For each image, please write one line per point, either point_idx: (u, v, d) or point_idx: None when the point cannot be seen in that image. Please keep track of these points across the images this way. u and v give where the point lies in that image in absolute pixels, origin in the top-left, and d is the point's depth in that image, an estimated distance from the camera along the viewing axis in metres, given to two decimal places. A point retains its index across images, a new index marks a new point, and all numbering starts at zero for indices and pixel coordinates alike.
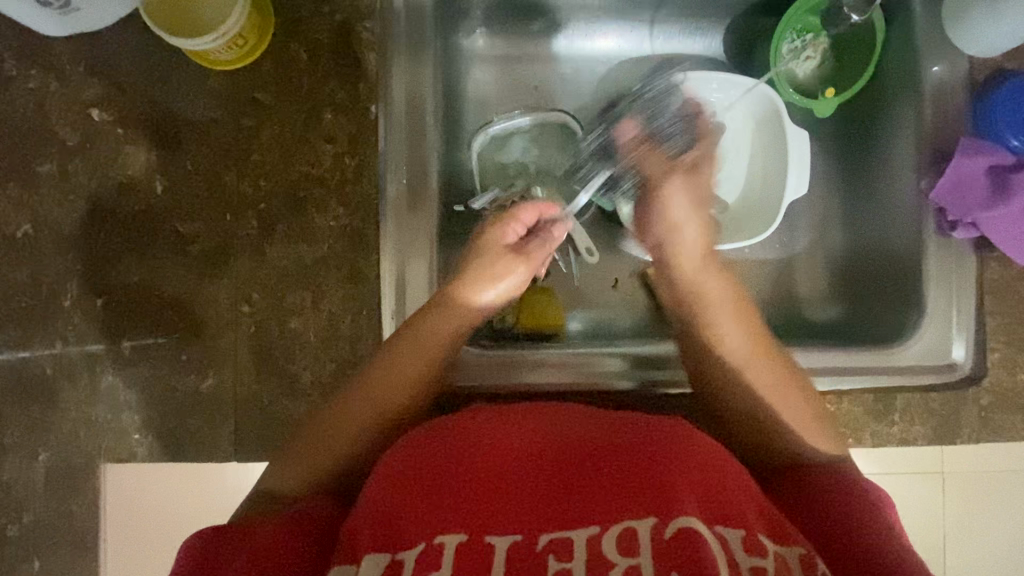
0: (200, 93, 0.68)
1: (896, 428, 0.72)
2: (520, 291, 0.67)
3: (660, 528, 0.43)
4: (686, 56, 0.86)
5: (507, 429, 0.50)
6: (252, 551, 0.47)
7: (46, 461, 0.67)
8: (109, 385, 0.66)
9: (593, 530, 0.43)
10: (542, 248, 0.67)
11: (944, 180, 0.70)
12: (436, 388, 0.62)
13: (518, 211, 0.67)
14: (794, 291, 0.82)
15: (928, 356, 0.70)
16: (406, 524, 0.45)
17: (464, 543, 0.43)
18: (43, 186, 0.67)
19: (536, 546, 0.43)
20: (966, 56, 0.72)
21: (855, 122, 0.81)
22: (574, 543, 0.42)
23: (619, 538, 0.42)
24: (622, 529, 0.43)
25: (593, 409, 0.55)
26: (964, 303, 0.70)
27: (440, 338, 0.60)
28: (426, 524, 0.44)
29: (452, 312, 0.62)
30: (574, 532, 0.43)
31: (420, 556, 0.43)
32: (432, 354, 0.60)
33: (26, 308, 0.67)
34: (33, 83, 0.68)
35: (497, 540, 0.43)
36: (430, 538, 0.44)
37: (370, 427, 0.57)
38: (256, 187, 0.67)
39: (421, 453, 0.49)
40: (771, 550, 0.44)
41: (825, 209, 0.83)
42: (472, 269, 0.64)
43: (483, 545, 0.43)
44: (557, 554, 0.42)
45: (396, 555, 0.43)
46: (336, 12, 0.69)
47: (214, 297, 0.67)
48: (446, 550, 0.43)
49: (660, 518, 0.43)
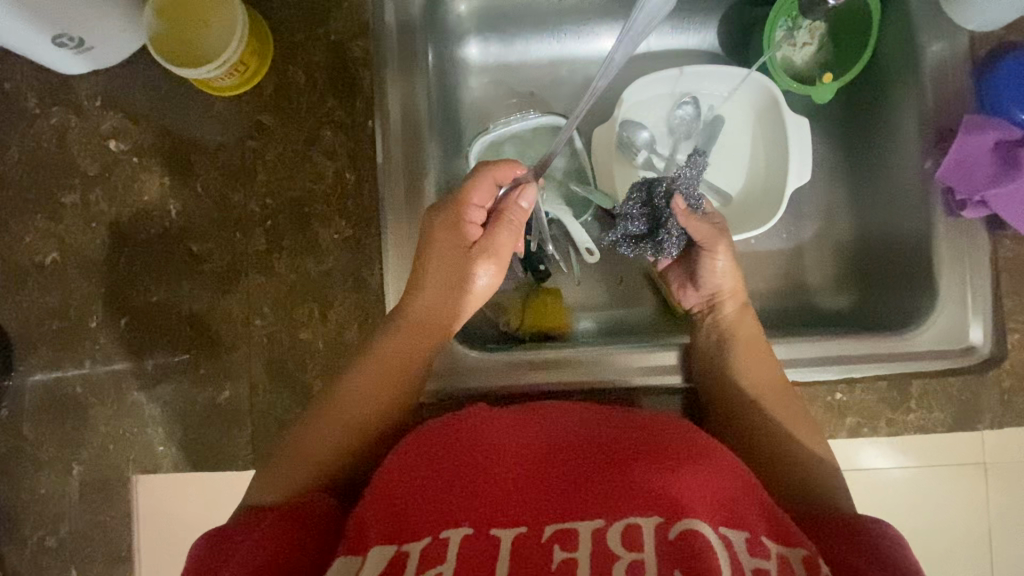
0: (207, 120, 0.72)
1: (913, 415, 0.69)
2: (501, 278, 0.69)
3: (664, 527, 0.43)
4: (681, 52, 0.86)
5: (509, 431, 0.52)
6: (259, 550, 0.49)
7: (79, 474, 0.70)
8: (136, 401, 0.70)
9: (597, 524, 0.43)
10: (509, 224, 0.68)
11: (948, 158, 0.68)
12: (417, 393, 0.65)
13: (469, 196, 0.66)
14: (805, 280, 0.82)
15: (943, 340, 0.68)
16: (413, 519, 0.45)
17: (469, 536, 0.43)
18: (68, 215, 0.71)
19: (541, 538, 0.43)
20: (965, 31, 0.69)
21: (856, 106, 0.81)
22: (579, 535, 0.43)
23: (624, 533, 0.42)
24: (627, 525, 0.43)
25: (596, 407, 0.57)
26: (977, 284, 0.68)
27: (416, 335, 0.65)
28: (433, 519, 0.45)
29: (418, 329, 0.65)
30: (578, 525, 0.43)
31: (426, 547, 0.43)
32: (412, 357, 0.64)
33: (56, 330, 0.71)
34: (55, 120, 0.72)
35: (502, 533, 0.43)
36: (436, 533, 0.44)
37: (374, 423, 0.62)
38: (263, 206, 0.70)
39: (426, 450, 0.51)
40: (774, 550, 0.44)
41: (830, 195, 0.83)
42: (441, 270, 0.66)
43: (487, 539, 0.43)
44: (562, 543, 0.42)
45: (401, 547, 0.44)
46: (330, 33, 0.71)
47: (228, 312, 0.70)
48: (450, 544, 0.43)
49: (665, 518, 0.43)
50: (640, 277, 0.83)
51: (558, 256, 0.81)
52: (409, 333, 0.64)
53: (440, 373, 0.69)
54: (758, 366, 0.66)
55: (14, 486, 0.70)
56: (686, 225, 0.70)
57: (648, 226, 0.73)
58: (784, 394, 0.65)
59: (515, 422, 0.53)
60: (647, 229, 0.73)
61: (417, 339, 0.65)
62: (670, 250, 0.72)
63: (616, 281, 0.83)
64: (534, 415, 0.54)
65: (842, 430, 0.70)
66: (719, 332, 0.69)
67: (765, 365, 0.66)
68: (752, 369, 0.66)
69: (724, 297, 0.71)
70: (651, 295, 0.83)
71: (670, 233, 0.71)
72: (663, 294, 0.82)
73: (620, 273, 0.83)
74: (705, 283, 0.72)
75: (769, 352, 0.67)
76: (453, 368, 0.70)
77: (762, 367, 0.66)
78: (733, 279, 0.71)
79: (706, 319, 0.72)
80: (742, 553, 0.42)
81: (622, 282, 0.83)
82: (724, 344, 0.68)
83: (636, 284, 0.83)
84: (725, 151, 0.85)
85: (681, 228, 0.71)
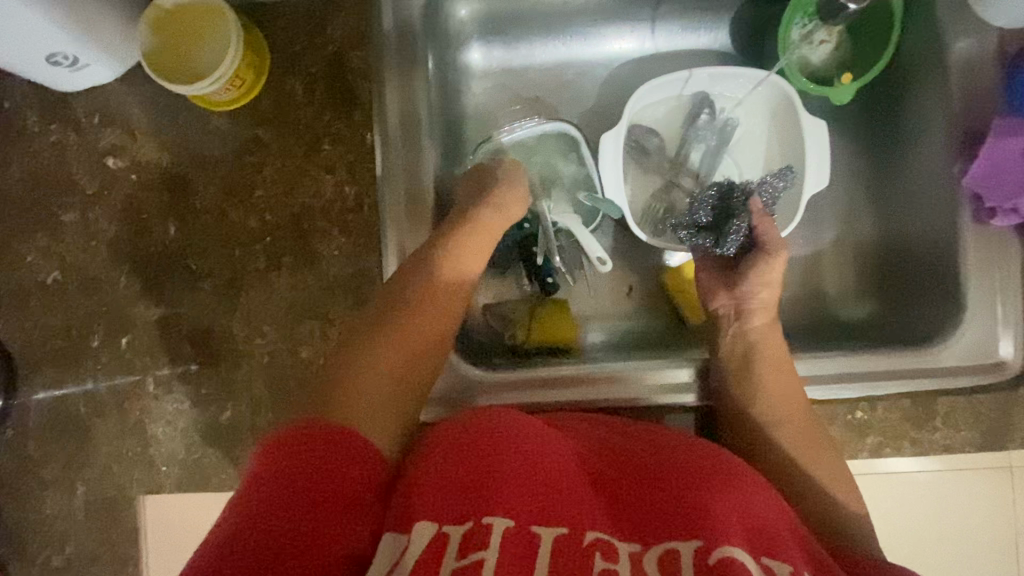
0: (205, 134, 0.70)
1: (939, 434, 0.66)
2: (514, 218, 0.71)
3: (705, 551, 0.41)
4: (691, 53, 0.83)
5: (553, 439, 0.50)
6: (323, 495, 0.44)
7: (84, 493, 0.70)
8: (138, 420, 0.69)
9: (634, 547, 0.42)
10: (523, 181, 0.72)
11: (977, 164, 0.64)
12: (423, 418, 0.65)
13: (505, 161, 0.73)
14: (823, 289, 0.79)
15: (972, 354, 0.64)
16: (460, 499, 0.43)
17: (512, 528, 0.41)
18: (69, 234, 0.71)
19: (582, 541, 0.41)
20: (995, 29, 0.65)
21: (882, 107, 0.77)
22: (617, 551, 0.41)
23: (662, 558, 0.41)
24: (665, 550, 0.41)
25: (632, 425, 0.57)
26: (1010, 295, 0.64)
27: (425, 310, 0.60)
28: (481, 502, 0.43)
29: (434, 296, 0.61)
30: (616, 543, 0.42)
31: (468, 532, 0.41)
32: (431, 332, 0.59)
33: (59, 350, 0.70)
34: (54, 137, 0.71)
35: (543, 531, 0.41)
36: (478, 518, 0.42)
37: (415, 372, 0.57)
38: (262, 221, 0.69)
39: (468, 430, 0.49)
40: None
41: (848, 200, 0.80)
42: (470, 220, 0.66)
43: (528, 535, 0.41)
44: (603, 553, 0.41)
45: (442, 528, 0.42)
46: (328, 43, 0.70)
47: (229, 329, 0.69)
48: (493, 530, 0.41)
49: (706, 542, 0.41)
50: (650, 287, 0.82)
51: (566, 268, 0.79)
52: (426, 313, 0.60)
53: (445, 392, 0.67)
54: (776, 387, 0.63)
55: (18, 506, 0.70)
56: (753, 220, 0.70)
57: (713, 218, 0.74)
58: (803, 419, 0.62)
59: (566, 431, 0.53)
60: (713, 222, 0.74)
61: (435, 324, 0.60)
62: (731, 244, 0.71)
63: (626, 292, 0.82)
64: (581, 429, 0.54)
65: (862, 450, 0.67)
66: (745, 346, 0.67)
67: (784, 386, 0.63)
68: (770, 392, 0.63)
69: (755, 309, 0.68)
70: (661, 305, 0.82)
71: (738, 225, 0.71)
72: (678, 305, 0.80)
73: (629, 284, 0.82)
74: (744, 287, 0.69)
75: (794, 371, 0.65)
76: (454, 386, 0.67)
77: (782, 388, 0.63)
78: (772, 292, 0.69)
79: (732, 327, 0.69)
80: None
81: (632, 291, 0.82)
82: (749, 363, 0.65)
83: (645, 294, 0.82)
84: (739, 156, 0.82)
85: (749, 224, 0.70)
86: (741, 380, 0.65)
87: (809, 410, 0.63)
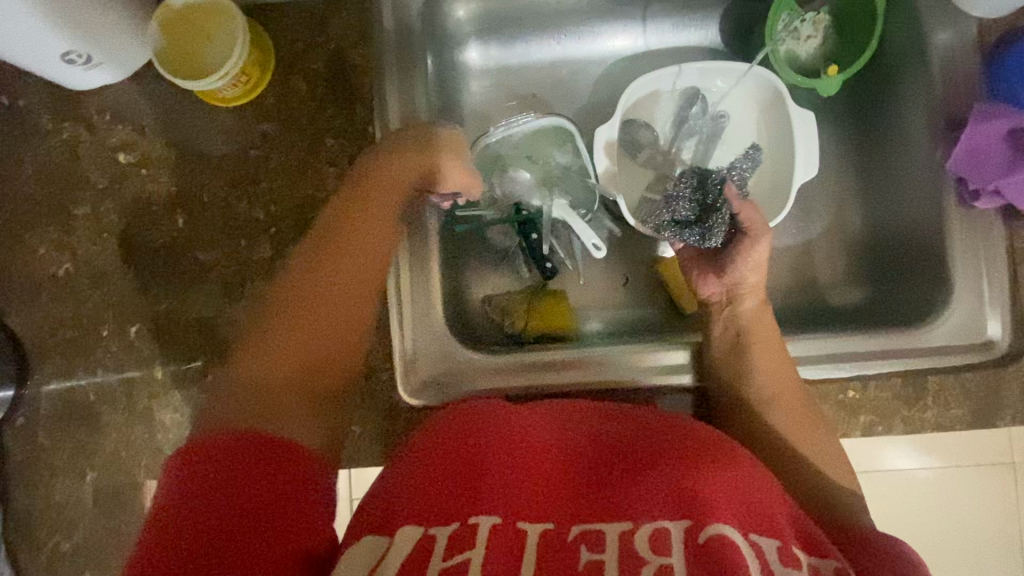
0: (212, 130, 0.73)
1: (929, 413, 0.66)
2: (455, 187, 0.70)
3: (695, 528, 0.42)
4: (682, 50, 0.86)
5: (536, 427, 0.51)
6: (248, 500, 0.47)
7: (93, 480, 0.71)
8: (146, 408, 0.71)
9: (625, 526, 0.42)
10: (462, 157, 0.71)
11: (959, 148, 0.65)
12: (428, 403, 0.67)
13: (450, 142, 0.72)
14: (815, 277, 0.81)
15: (960, 335, 0.66)
16: (444, 502, 0.44)
17: (498, 524, 0.42)
18: (79, 227, 0.73)
19: (567, 538, 0.42)
20: (973, 18, 0.67)
21: (867, 99, 0.79)
22: (605, 537, 0.42)
23: (653, 537, 0.42)
24: (655, 528, 0.42)
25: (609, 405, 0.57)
26: (995, 276, 0.66)
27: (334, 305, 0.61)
28: (465, 505, 0.44)
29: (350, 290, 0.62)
30: (604, 527, 0.43)
31: (453, 533, 0.42)
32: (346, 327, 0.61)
33: (70, 340, 0.72)
34: (67, 134, 0.74)
35: (529, 527, 0.43)
36: (465, 519, 0.43)
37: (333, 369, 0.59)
38: (267, 214, 0.71)
39: (450, 431, 0.50)
40: (805, 561, 0.43)
41: (837, 190, 0.82)
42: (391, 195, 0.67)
43: (513, 530, 0.42)
44: (589, 545, 0.41)
45: (429, 530, 0.43)
46: (330, 42, 0.72)
47: (234, 319, 0.71)
48: (480, 529, 0.42)
49: (694, 522, 0.42)
50: (646, 277, 0.84)
51: (563, 255, 0.81)
52: (332, 310, 0.60)
53: (446, 378, 0.69)
54: (767, 367, 0.65)
55: (28, 493, 0.71)
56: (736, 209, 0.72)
57: (696, 213, 0.75)
58: (795, 398, 0.63)
59: (550, 415, 0.54)
60: (695, 214, 0.74)
61: (340, 319, 0.61)
62: (717, 235, 0.72)
63: (622, 282, 0.84)
64: (565, 412, 0.54)
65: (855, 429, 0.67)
66: (736, 329, 0.68)
67: (775, 367, 0.65)
68: (761, 373, 0.65)
69: (746, 294, 0.70)
70: (656, 294, 0.83)
71: (720, 214, 0.72)
72: (673, 294, 0.81)
73: (625, 274, 0.84)
74: (733, 272, 0.70)
75: (785, 354, 0.66)
76: (454, 371, 0.69)
77: (772, 369, 0.65)
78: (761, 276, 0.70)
79: (723, 312, 0.70)
80: (773, 559, 0.42)
81: (627, 282, 0.84)
82: (741, 345, 0.67)
83: (640, 284, 0.84)
84: (730, 149, 0.85)
85: (731, 214, 0.72)
86: (734, 362, 0.66)
87: (801, 389, 0.64)
